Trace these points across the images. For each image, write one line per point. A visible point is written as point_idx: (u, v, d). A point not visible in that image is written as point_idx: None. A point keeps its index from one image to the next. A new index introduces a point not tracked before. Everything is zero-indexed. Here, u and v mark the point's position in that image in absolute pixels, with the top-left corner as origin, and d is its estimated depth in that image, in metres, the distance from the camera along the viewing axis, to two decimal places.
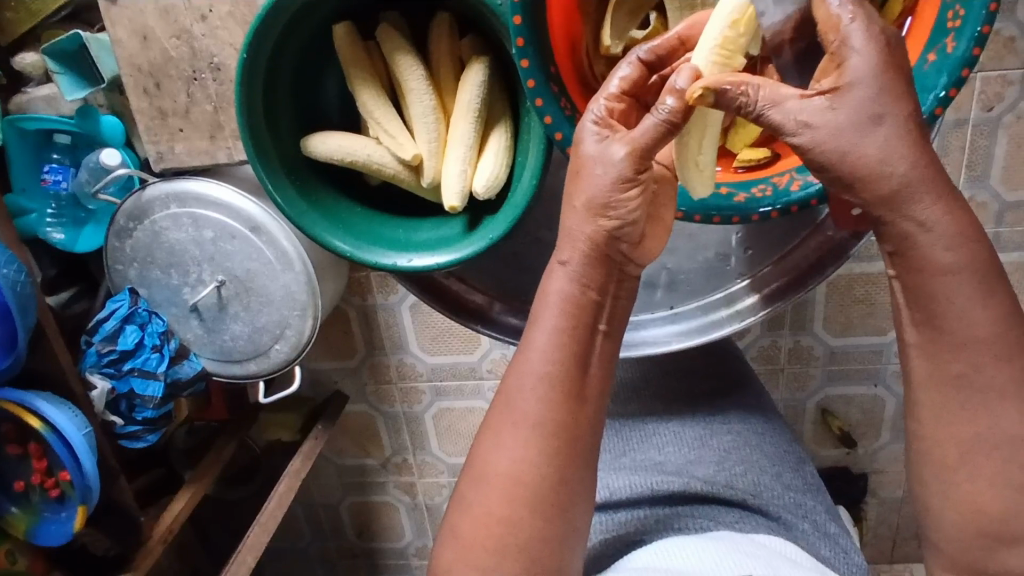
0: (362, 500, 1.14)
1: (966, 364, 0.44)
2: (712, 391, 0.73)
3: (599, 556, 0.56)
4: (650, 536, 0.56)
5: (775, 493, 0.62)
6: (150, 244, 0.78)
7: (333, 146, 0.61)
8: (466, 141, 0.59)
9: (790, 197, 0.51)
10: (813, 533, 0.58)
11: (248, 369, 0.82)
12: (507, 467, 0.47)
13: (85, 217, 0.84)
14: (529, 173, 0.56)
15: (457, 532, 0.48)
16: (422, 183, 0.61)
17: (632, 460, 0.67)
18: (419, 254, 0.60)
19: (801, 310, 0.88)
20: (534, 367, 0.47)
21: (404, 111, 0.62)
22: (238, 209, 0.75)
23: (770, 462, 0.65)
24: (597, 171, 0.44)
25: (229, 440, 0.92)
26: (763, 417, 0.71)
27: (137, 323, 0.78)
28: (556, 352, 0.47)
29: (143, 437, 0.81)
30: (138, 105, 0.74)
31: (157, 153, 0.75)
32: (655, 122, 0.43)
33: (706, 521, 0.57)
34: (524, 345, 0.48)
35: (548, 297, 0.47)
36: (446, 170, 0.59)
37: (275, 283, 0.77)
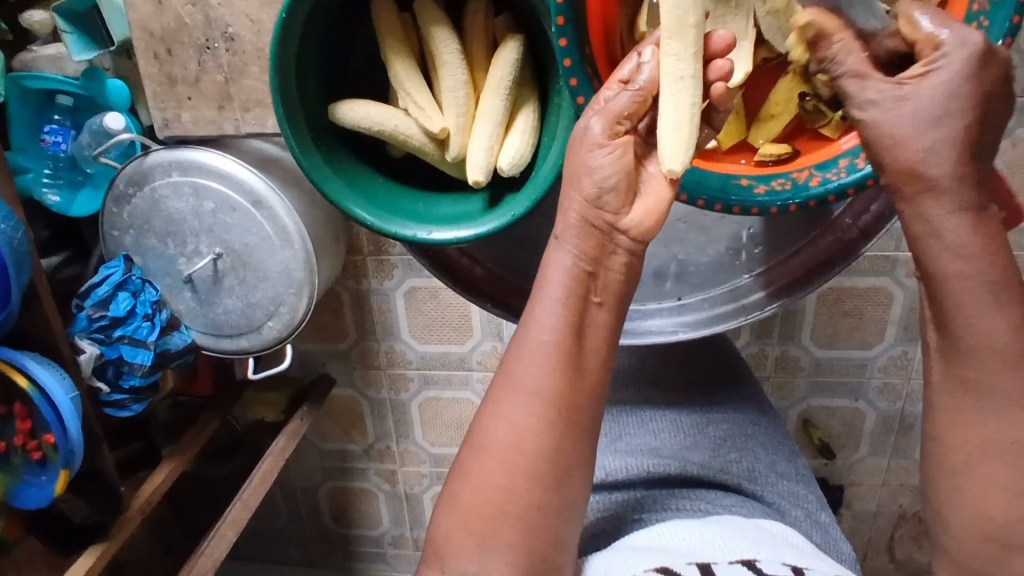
0: (342, 486, 1.14)
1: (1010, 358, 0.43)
2: (709, 384, 0.74)
3: (594, 534, 0.57)
4: (651, 515, 0.57)
5: (769, 480, 0.63)
6: (149, 211, 0.78)
7: (363, 116, 0.60)
8: (495, 117, 0.59)
9: (809, 192, 0.51)
10: (805, 520, 0.60)
11: (240, 344, 0.83)
12: (512, 445, 0.47)
13: (82, 180, 0.84)
14: (548, 160, 0.57)
15: (455, 498, 0.49)
16: (447, 157, 0.61)
17: (628, 445, 0.67)
18: (440, 228, 0.59)
19: (790, 321, 0.90)
20: (536, 339, 0.47)
21: (434, 85, 0.62)
22: (243, 182, 0.75)
23: (764, 452, 0.67)
24: (579, 143, 0.48)
25: (213, 417, 0.93)
26: (756, 410, 0.72)
27: (129, 291, 0.77)
28: (557, 320, 0.47)
29: (129, 406, 0.79)
30: (148, 70, 0.71)
31: (162, 119, 0.73)
32: (630, 95, 0.47)
33: (704, 502, 0.58)
34: (530, 313, 0.48)
35: (548, 269, 0.48)
36: (473, 145, 0.59)
37: (274, 258, 0.78)
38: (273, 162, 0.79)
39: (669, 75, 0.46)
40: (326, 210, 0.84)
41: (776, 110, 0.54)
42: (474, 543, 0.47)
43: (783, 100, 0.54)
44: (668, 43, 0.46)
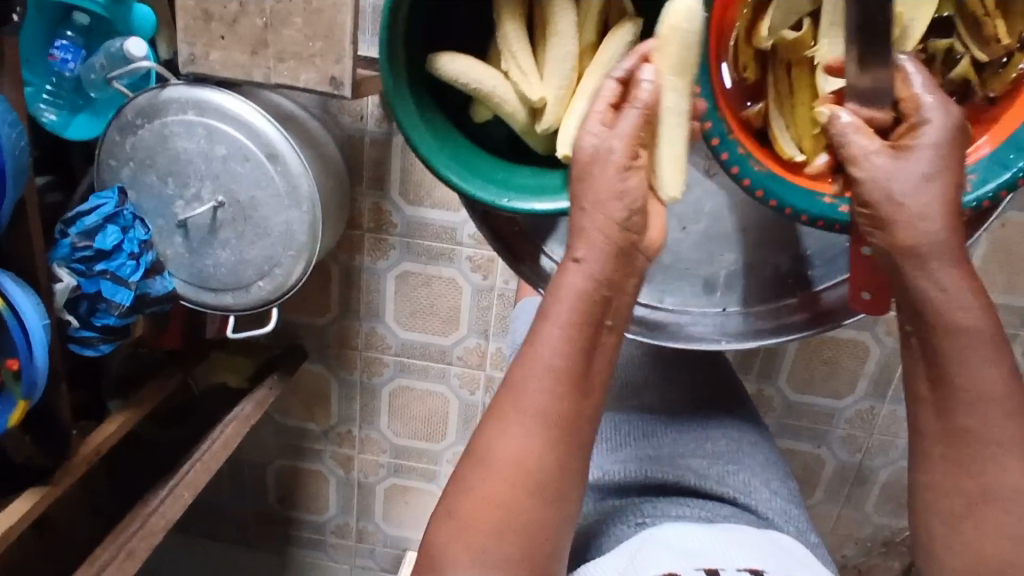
0: (294, 466, 1.10)
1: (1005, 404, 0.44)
2: (707, 403, 0.76)
3: (599, 537, 0.56)
4: (651, 517, 0.57)
5: (763, 494, 0.64)
6: (155, 146, 0.74)
7: (465, 68, 0.60)
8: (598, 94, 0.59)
9: None
10: (797, 533, 0.60)
11: (223, 301, 0.80)
12: (512, 454, 0.44)
13: (83, 104, 0.80)
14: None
15: (455, 511, 0.45)
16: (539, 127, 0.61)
17: (625, 463, 0.67)
18: (519, 196, 0.58)
19: (771, 361, 0.93)
20: (543, 360, 0.44)
21: (540, 52, 0.62)
22: (261, 133, 0.73)
23: (761, 468, 0.68)
24: (599, 167, 0.47)
25: (173, 373, 0.90)
26: (746, 427, 0.74)
27: (119, 226, 0.73)
28: (567, 343, 0.44)
29: (95, 346, 0.75)
30: (184, 2, 0.68)
31: (188, 54, 0.70)
32: (635, 115, 0.47)
33: (700, 509, 0.59)
34: (536, 333, 0.45)
35: (562, 290, 0.45)
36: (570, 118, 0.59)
37: (278, 217, 0.75)
38: (290, 118, 0.79)
39: (671, 110, 0.48)
40: (335, 178, 0.82)
41: None
42: (473, 559, 0.43)
43: None
44: (673, 79, 0.47)
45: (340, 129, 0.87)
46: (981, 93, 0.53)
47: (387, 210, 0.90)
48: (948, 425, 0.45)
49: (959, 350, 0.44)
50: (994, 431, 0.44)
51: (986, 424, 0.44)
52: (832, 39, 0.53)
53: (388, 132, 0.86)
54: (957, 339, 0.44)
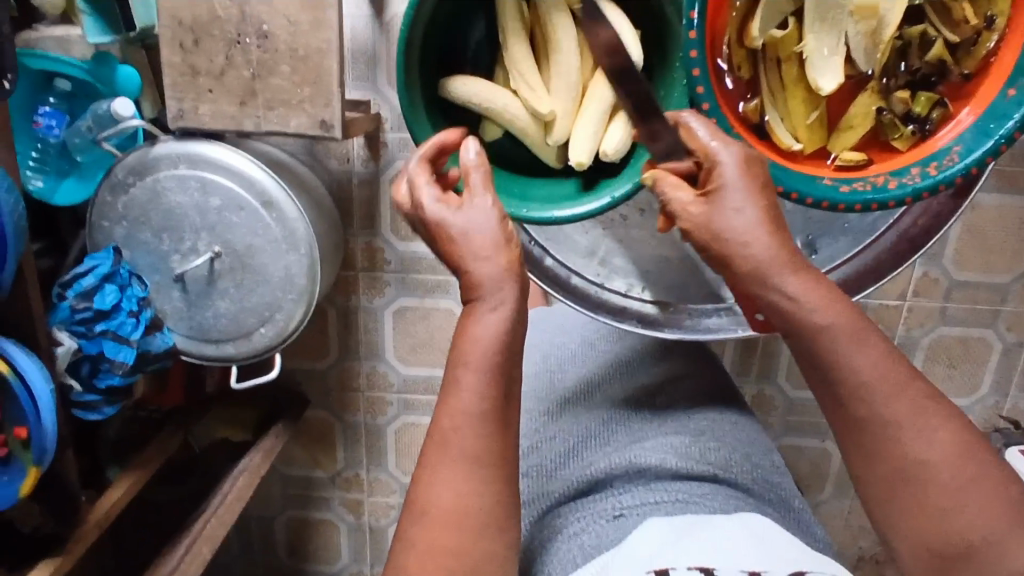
0: (302, 516, 1.08)
1: (887, 385, 0.44)
2: (699, 394, 0.71)
3: (576, 534, 0.53)
4: (631, 509, 0.53)
5: (744, 467, 0.61)
6: (147, 203, 0.75)
7: (476, 89, 0.62)
8: (602, 103, 0.60)
9: (888, 193, 0.51)
10: (777, 507, 0.58)
11: (225, 352, 0.79)
12: (450, 500, 0.43)
13: (69, 168, 0.80)
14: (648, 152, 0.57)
15: (400, 566, 0.43)
16: (550, 140, 0.62)
17: (588, 458, 0.64)
18: (535, 207, 0.59)
19: (769, 360, 0.95)
20: (465, 408, 0.44)
21: (546, 66, 0.63)
22: (255, 181, 0.74)
23: (741, 444, 0.65)
24: (473, 231, 0.49)
25: (175, 433, 0.89)
26: (717, 403, 0.71)
27: (116, 284, 0.73)
28: (489, 386, 0.45)
29: (99, 408, 0.74)
30: (170, 59, 0.70)
31: (177, 110, 0.71)
32: (481, 174, 0.51)
33: (681, 492, 0.55)
34: (451, 378, 0.45)
35: (469, 339, 0.46)
36: (578, 129, 0.60)
37: (277, 263, 0.76)
38: (282, 164, 0.81)
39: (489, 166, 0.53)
40: (328, 220, 0.84)
41: (855, 121, 0.57)
42: None
43: (863, 111, 0.56)
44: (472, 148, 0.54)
45: (328, 173, 0.88)
46: (955, 71, 0.55)
47: (380, 248, 0.92)
48: (847, 417, 0.45)
49: (834, 346, 0.45)
50: (886, 412, 0.44)
51: (875, 409, 0.44)
52: (818, 36, 0.54)
53: (376, 171, 0.88)
54: (834, 348, 0.45)
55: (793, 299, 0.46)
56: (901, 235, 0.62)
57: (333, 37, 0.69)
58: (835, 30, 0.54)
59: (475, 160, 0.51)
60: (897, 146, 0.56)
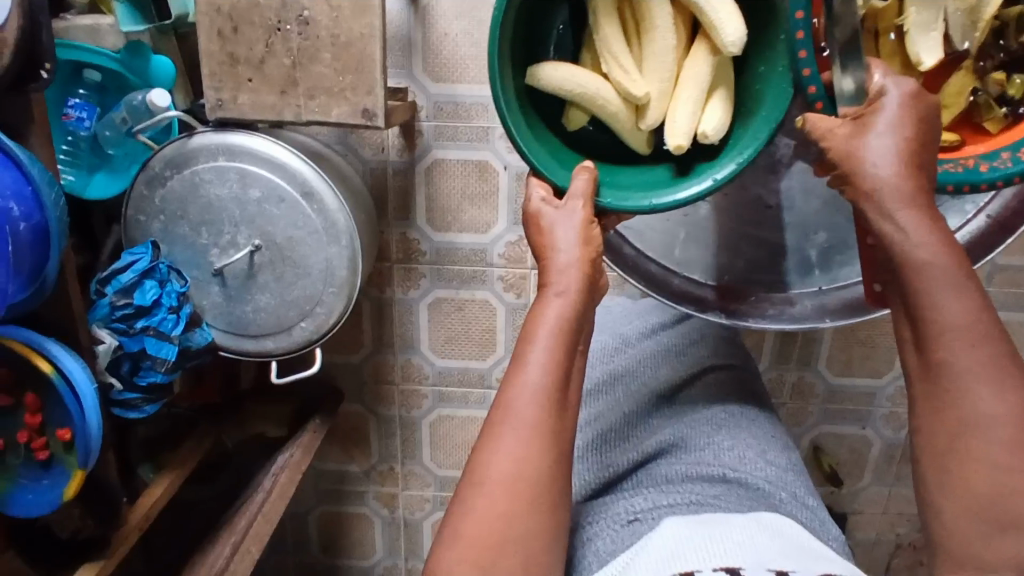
0: (336, 510, 1.07)
1: (973, 332, 0.43)
2: (720, 387, 0.64)
3: (592, 540, 0.48)
4: (641, 516, 0.48)
5: (759, 465, 0.53)
6: (186, 196, 0.73)
7: (566, 71, 0.56)
8: (700, 86, 0.55)
9: (983, 175, 0.50)
10: (792, 501, 0.51)
11: (265, 347, 0.78)
12: (507, 469, 0.41)
13: (100, 162, 0.78)
14: (753, 135, 0.53)
15: (458, 529, 0.41)
16: (642, 125, 0.57)
17: (594, 466, 0.59)
18: (631, 194, 0.54)
19: (809, 347, 0.94)
20: (527, 382, 0.43)
21: (635, 46, 0.57)
22: (295, 173, 0.72)
23: (758, 441, 0.57)
24: (565, 228, 0.51)
25: (208, 431, 0.87)
26: (742, 396, 0.63)
27: (156, 280, 0.71)
28: (553, 362, 0.44)
29: (139, 407, 0.73)
30: (208, 48, 0.68)
31: (216, 100, 0.69)
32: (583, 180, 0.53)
33: (692, 494, 0.49)
34: (521, 356, 0.45)
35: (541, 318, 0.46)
36: (676, 112, 0.55)
37: (318, 254, 0.74)
38: (320, 155, 0.80)
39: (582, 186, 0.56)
40: (366, 212, 0.83)
41: (949, 101, 0.55)
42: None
43: (958, 92, 0.55)
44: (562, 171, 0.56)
45: (362, 163, 0.87)
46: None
47: (415, 239, 0.90)
48: (926, 359, 0.44)
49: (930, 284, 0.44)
50: (962, 360, 0.43)
51: (955, 355, 0.43)
52: (920, 10, 0.52)
53: (411, 160, 0.87)
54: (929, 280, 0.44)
55: (903, 231, 0.45)
56: (990, 219, 0.58)
57: (377, 22, 0.67)
58: (936, 5, 0.52)
59: (584, 170, 0.53)
60: (990, 129, 0.54)
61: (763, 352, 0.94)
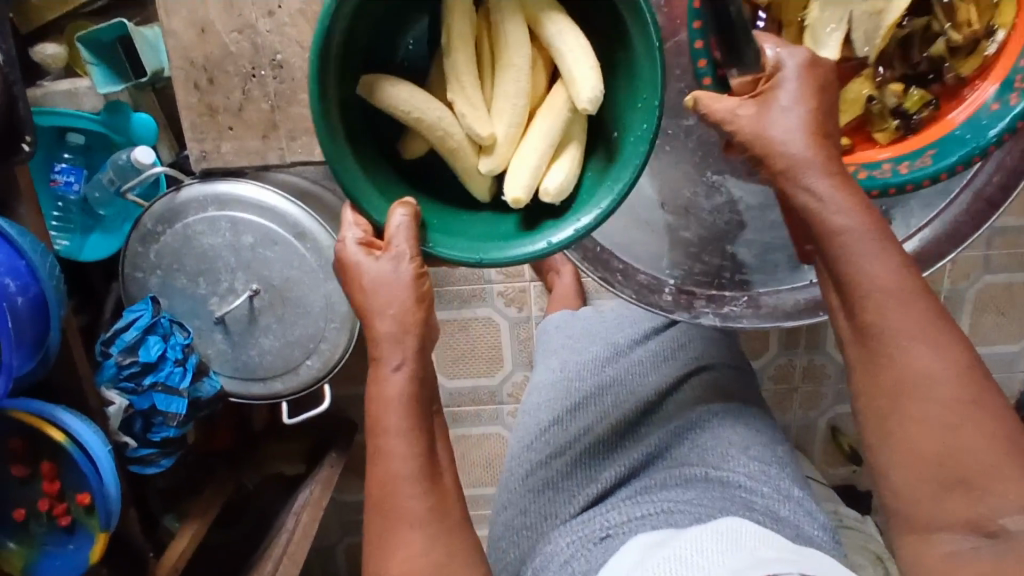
0: (362, 541, 1.07)
1: (901, 294, 0.43)
2: (711, 393, 0.61)
3: (565, 560, 0.49)
4: (617, 529, 0.49)
5: (741, 462, 0.56)
6: (180, 248, 0.73)
7: (405, 91, 0.48)
8: (544, 136, 0.48)
9: (862, 184, 0.48)
10: (774, 496, 0.53)
11: (274, 389, 0.78)
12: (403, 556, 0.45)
13: (93, 224, 0.78)
14: (601, 195, 0.47)
15: None
16: (482, 170, 0.50)
17: (580, 481, 0.58)
18: (469, 246, 0.48)
19: (816, 329, 0.94)
20: (394, 471, 0.45)
21: (488, 83, 0.50)
22: (286, 214, 0.72)
23: (741, 436, 0.58)
24: (386, 290, 0.46)
25: (229, 477, 0.87)
26: (729, 398, 0.60)
27: (159, 334, 0.71)
28: (411, 443, 0.45)
29: (156, 462, 0.74)
30: (187, 100, 0.68)
31: (200, 151, 0.70)
32: (401, 232, 0.46)
33: (663, 502, 0.50)
34: (376, 446, 0.46)
35: (384, 398, 0.45)
36: (515, 164, 0.48)
37: (316, 292, 0.75)
38: (310, 194, 0.80)
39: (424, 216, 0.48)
40: None
41: (846, 107, 0.53)
42: None
43: (855, 99, 0.53)
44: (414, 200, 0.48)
45: None
46: (950, 74, 0.52)
47: None
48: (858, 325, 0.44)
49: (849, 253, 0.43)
50: (892, 322, 0.43)
51: (884, 316, 0.43)
52: (824, 5, 0.51)
53: None
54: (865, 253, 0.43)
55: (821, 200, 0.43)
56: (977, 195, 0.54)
57: None
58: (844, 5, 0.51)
59: (403, 220, 0.46)
60: (880, 140, 0.53)
61: (770, 339, 0.94)
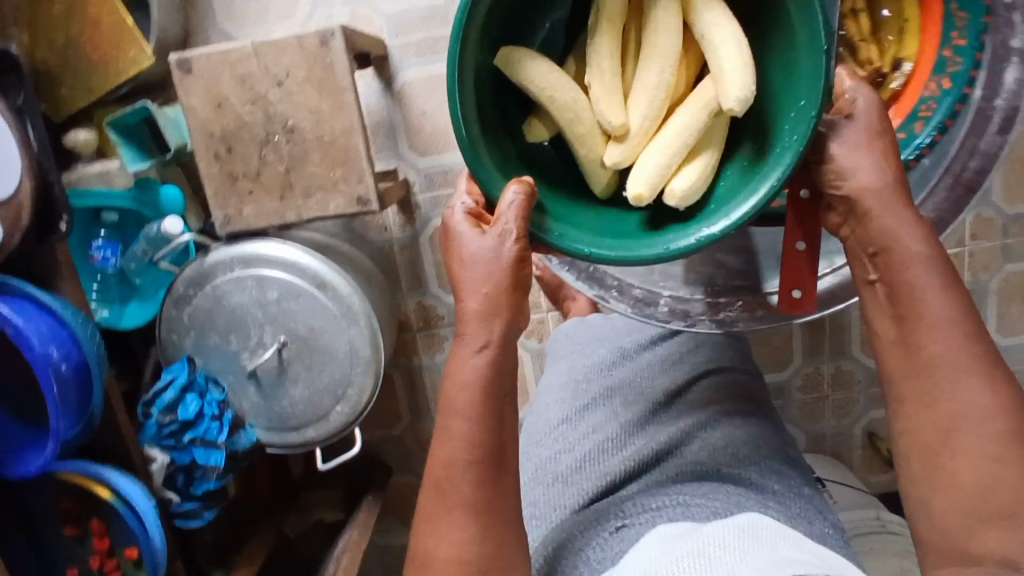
0: None
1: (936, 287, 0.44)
2: (723, 396, 0.62)
3: (581, 550, 0.49)
4: (632, 519, 0.49)
5: (750, 459, 0.55)
6: (211, 309, 0.78)
7: (544, 75, 0.47)
8: (680, 133, 0.46)
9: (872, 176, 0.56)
10: (786, 491, 0.53)
11: (306, 436, 0.81)
12: (446, 551, 0.44)
13: (130, 293, 0.84)
14: (733, 204, 0.45)
15: None
16: (607, 162, 0.48)
17: (589, 474, 0.58)
18: (589, 243, 0.46)
19: (839, 334, 0.93)
20: (455, 457, 0.44)
21: (629, 76, 0.49)
22: (306, 267, 0.76)
23: (752, 435, 0.58)
24: (481, 269, 0.44)
25: (271, 528, 0.89)
26: (736, 399, 0.62)
27: (196, 392, 0.75)
28: (478, 433, 0.44)
29: (199, 515, 0.77)
30: (209, 170, 0.74)
31: (223, 216, 0.75)
32: (513, 211, 0.43)
33: (681, 494, 0.50)
34: (443, 425, 0.45)
35: (455, 379, 0.44)
36: (645, 158, 0.47)
37: (340, 339, 0.78)
38: (329, 247, 0.84)
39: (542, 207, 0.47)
40: (380, 290, 0.86)
41: None
42: None
43: None
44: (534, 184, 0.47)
45: (370, 245, 0.92)
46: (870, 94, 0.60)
47: (432, 305, 0.93)
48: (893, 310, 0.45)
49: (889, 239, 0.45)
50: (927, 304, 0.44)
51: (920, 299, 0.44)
52: None
53: (414, 233, 0.91)
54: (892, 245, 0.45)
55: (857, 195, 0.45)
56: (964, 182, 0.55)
57: (355, 117, 0.72)
58: None
59: (519, 196, 0.43)
60: None
61: (793, 348, 0.94)
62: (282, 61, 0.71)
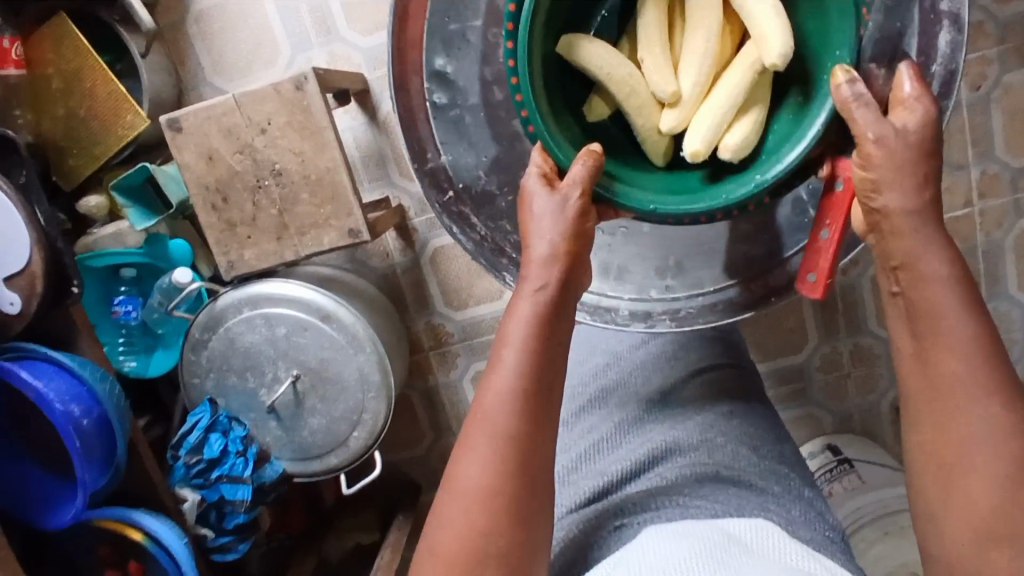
0: None
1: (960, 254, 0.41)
2: (716, 392, 0.62)
3: (580, 553, 0.49)
4: (632, 518, 0.49)
5: (745, 460, 0.55)
6: (226, 350, 0.82)
7: (598, 49, 0.48)
8: (731, 95, 0.47)
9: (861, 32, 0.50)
10: (787, 494, 0.51)
11: (330, 463, 0.83)
12: (473, 477, 0.40)
13: (154, 342, 0.89)
14: (785, 150, 0.46)
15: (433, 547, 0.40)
16: (662, 126, 0.49)
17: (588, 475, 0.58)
18: (657, 198, 0.47)
19: (853, 310, 0.91)
20: (496, 391, 0.41)
21: (678, 44, 0.50)
22: (311, 301, 0.80)
23: (747, 438, 0.58)
24: (547, 218, 0.45)
25: (307, 556, 0.92)
26: (728, 397, 0.62)
27: (219, 431, 0.79)
28: (524, 369, 0.41)
29: (234, 547, 0.80)
30: (208, 221, 0.77)
31: (227, 262, 0.78)
32: (582, 167, 0.45)
33: (686, 496, 0.49)
34: (492, 360, 0.43)
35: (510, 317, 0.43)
36: (699, 118, 0.48)
37: (350, 366, 0.81)
38: (334, 279, 0.87)
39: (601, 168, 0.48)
40: (386, 316, 0.89)
41: None
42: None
43: None
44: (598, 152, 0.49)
45: (374, 272, 0.95)
46: None
47: (441, 323, 0.95)
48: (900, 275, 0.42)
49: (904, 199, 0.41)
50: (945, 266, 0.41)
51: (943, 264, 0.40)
52: None
53: (415, 256, 0.93)
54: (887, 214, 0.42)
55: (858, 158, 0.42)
56: None
57: (337, 154, 0.75)
58: None
59: (589, 155, 0.46)
60: None
61: (807, 329, 0.93)
62: (263, 109, 0.74)
